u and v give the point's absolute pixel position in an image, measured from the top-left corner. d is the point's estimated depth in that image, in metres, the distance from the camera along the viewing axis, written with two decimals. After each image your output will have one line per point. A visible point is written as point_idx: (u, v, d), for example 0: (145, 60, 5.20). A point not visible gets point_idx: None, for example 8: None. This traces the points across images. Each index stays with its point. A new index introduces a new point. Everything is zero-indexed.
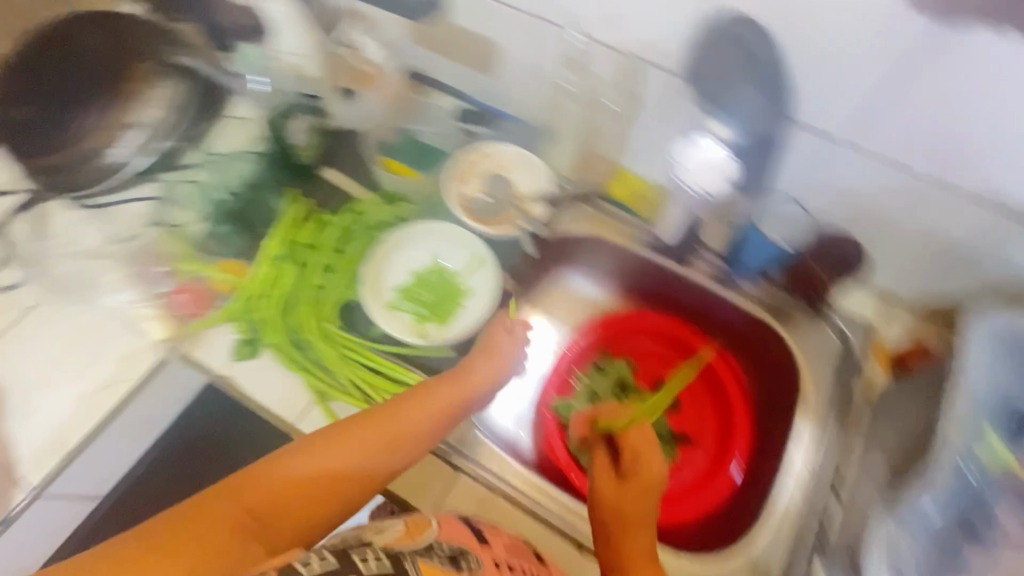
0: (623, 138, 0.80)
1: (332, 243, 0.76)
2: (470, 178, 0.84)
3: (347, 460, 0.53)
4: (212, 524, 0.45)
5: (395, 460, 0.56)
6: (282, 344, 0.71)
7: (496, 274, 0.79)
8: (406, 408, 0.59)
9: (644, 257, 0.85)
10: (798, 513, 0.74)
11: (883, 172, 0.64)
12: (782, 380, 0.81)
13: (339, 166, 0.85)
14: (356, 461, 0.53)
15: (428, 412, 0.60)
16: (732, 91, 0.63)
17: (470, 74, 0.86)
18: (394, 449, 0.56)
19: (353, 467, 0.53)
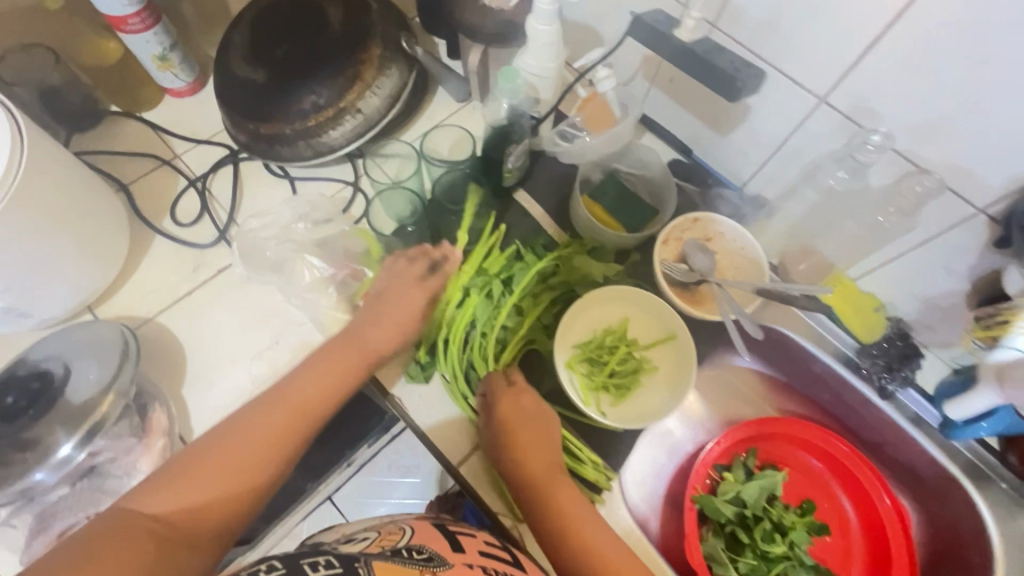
0: (862, 247, 0.71)
1: (526, 285, 0.70)
2: (673, 242, 0.77)
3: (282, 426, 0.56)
4: (194, 487, 0.50)
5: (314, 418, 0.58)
6: (457, 379, 0.68)
7: (687, 363, 0.70)
8: (310, 375, 0.59)
9: (838, 374, 0.77)
10: None
11: None
12: (966, 554, 0.72)
13: (536, 192, 0.81)
14: (293, 426, 0.56)
15: (343, 372, 0.60)
16: None
17: (700, 128, 0.79)
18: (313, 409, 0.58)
19: (292, 431, 0.56)
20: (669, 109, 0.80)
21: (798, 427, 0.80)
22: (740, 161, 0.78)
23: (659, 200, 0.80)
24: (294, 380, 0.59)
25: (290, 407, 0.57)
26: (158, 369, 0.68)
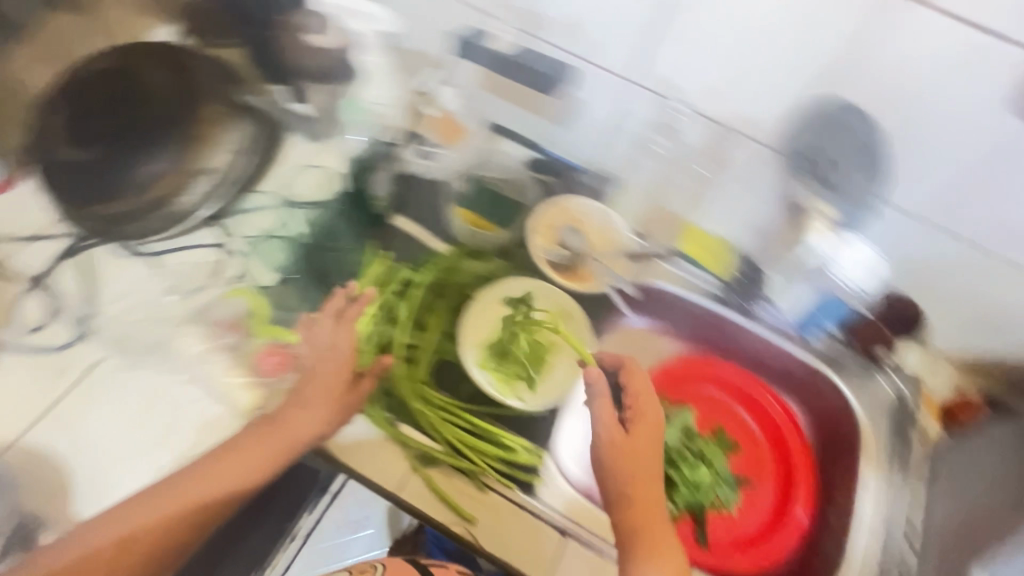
0: (697, 198, 0.83)
1: (422, 299, 0.76)
2: (545, 231, 0.85)
3: (211, 494, 0.61)
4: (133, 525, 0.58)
5: (222, 496, 0.61)
6: (377, 409, 0.69)
7: (581, 334, 0.79)
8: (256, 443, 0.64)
9: (710, 308, 0.88)
10: (871, 561, 0.73)
11: (964, 250, 0.69)
12: (840, 423, 0.85)
13: (413, 213, 0.83)
14: (222, 489, 0.61)
15: (285, 441, 0.64)
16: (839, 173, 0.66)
17: (546, 127, 0.87)
18: (224, 492, 0.61)
19: (210, 495, 0.61)
20: None
21: (692, 363, 0.90)
22: (584, 146, 0.87)
23: (525, 195, 0.86)
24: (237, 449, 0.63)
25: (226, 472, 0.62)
26: (47, 492, 0.62)
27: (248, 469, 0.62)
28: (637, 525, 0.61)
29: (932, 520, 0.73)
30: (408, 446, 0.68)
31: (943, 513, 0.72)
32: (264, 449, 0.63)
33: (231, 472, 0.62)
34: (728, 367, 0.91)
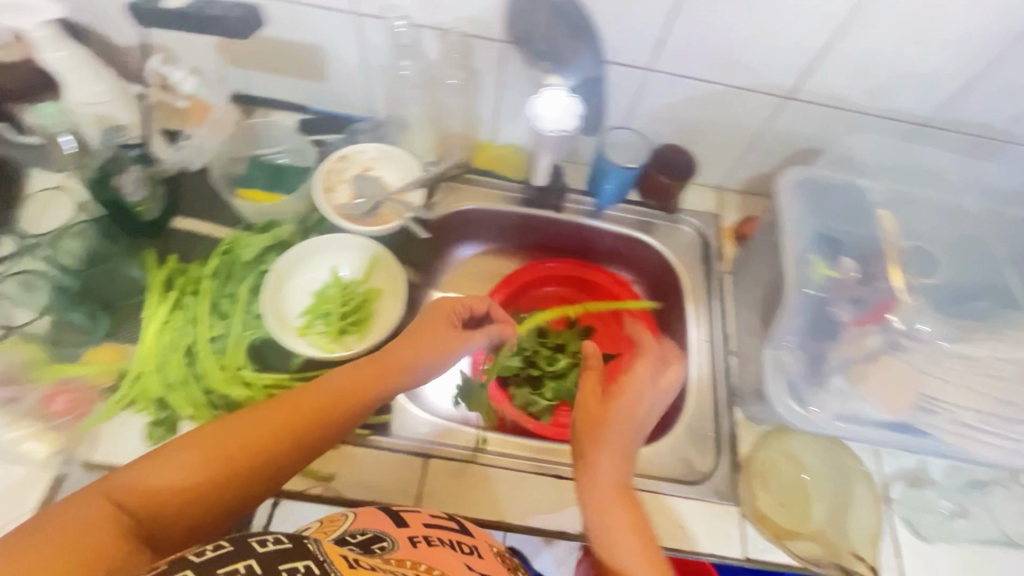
0: (469, 110, 0.85)
1: (215, 286, 0.71)
2: (335, 186, 0.82)
3: (306, 426, 0.52)
4: (158, 490, 0.44)
5: (348, 410, 0.55)
6: (200, 410, 0.66)
7: (396, 270, 0.79)
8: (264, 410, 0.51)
9: (521, 212, 0.92)
10: (709, 379, 0.81)
11: (691, 85, 0.77)
12: (662, 275, 0.93)
13: (191, 211, 0.79)
14: (183, 475, 0.45)
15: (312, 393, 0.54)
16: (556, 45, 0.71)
17: (305, 85, 0.86)
18: (325, 420, 0.53)
19: (305, 428, 0.52)
20: (269, 83, 0.85)
21: (525, 269, 0.95)
22: (352, 94, 0.86)
23: (307, 158, 0.85)
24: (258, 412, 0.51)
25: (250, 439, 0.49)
26: None
27: (283, 422, 0.51)
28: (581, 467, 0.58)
29: (746, 325, 0.82)
30: None
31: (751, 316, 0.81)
32: (302, 398, 0.53)
33: (283, 410, 0.51)
34: (553, 263, 0.98)
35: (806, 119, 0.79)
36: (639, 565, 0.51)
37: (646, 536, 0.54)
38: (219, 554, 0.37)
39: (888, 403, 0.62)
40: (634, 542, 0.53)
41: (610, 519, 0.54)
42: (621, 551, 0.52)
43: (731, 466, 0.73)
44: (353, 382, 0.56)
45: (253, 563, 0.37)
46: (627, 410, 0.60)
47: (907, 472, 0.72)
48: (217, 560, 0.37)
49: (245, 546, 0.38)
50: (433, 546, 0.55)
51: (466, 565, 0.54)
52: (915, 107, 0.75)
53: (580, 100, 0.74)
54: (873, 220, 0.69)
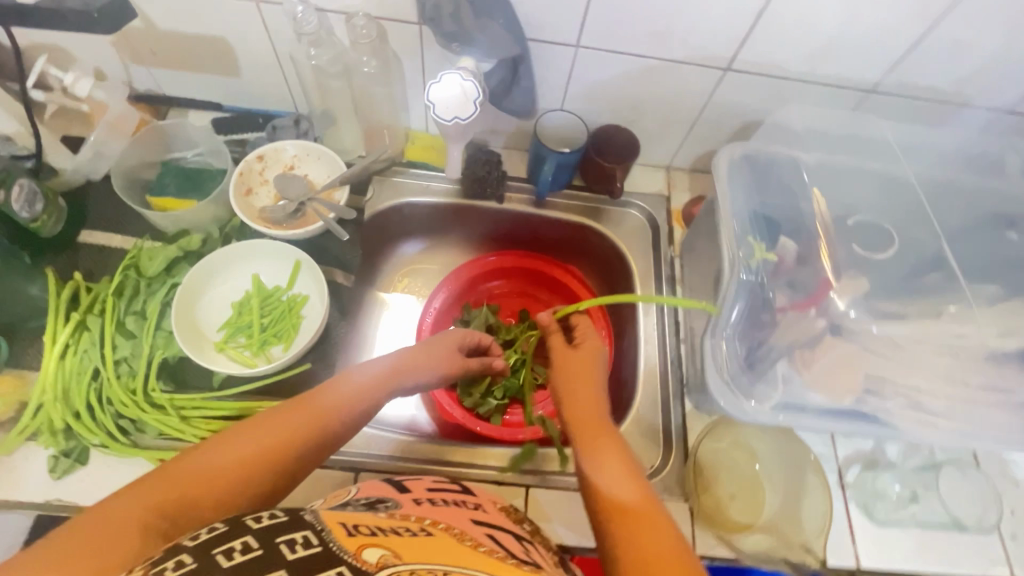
0: (395, 98, 0.80)
1: (122, 304, 0.66)
2: (255, 188, 0.78)
3: (276, 445, 0.48)
4: (113, 520, 0.40)
5: (326, 426, 0.51)
6: (109, 437, 0.62)
7: (321, 273, 0.74)
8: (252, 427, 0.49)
9: (459, 204, 0.87)
10: (659, 369, 0.77)
11: (622, 62, 0.73)
12: (612, 262, 0.89)
13: (100, 222, 0.74)
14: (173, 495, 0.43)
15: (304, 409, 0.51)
16: (467, 27, 0.64)
17: (218, 81, 0.80)
18: (298, 440, 0.50)
19: (280, 448, 0.48)
20: (179, 80, 0.80)
21: (469, 263, 0.91)
22: (270, 89, 0.81)
23: (222, 160, 0.79)
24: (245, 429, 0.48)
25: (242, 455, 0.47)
26: None
27: (271, 440, 0.48)
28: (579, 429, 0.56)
29: (694, 310, 0.78)
30: (160, 459, 0.62)
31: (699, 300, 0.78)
32: (286, 419, 0.50)
33: (255, 436, 0.48)
34: (496, 256, 0.93)
35: (747, 91, 0.75)
36: (631, 490, 0.47)
37: (634, 465, 0.50)
38: (215, 534, 0.39)
39: (832, 389, 0.59)
40: (620, 467, 0.49)
41: (597, 460, 0.51)
42: (606, 475, 0.48)
43: (681, 459, 0.70)
44: (337, 398, 0.54)
45: (249, 539, 0.38)
46: (594, 377, 0.63)
47: (861, 455, 0.70)
48: (215, 539, 0.38)
49: (240, 526, 0.39)
50: (438, 505, 0.53)
51: (473, 516, 0.53)
52: (858, 73, 0.71)
53: (476, 84, 0.64)
54: (809, 197, 0.66)
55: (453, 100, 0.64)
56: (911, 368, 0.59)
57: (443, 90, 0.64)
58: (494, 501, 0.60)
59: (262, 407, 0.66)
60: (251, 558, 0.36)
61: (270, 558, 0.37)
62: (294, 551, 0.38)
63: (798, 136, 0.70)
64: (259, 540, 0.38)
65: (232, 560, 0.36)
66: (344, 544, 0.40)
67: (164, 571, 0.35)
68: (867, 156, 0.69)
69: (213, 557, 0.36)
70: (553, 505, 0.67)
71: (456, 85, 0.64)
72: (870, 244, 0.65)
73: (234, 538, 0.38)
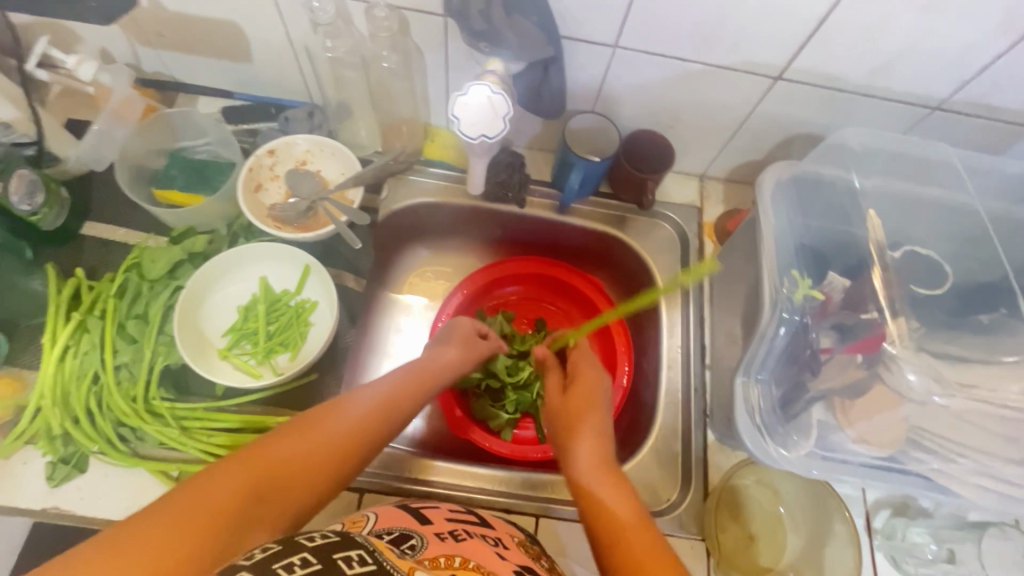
0: (415, 93, 0.75)
1: (124, 306, 0.64)
2: (265, 184, 0.73)
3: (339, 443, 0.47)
4: (196, 512, 0.38)
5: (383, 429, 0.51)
6: (108, 445, 0.60)
7: (331, 278, 0.71)
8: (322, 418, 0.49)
9: (479, 207, 0.83)
10: (681, 395, 0.73)
11: (663, 65, 0.67)
12: (637, 276, 0.85)
13: (104, 215, 0.71)
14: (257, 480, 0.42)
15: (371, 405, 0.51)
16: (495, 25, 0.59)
17: (229, 68, 0.75)
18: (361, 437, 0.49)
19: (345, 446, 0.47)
20: (188, 65, 0.75)
21: (485, 269, 0.86)
22: (284, 78, 0.76)
23: (232, 152, 0.75)
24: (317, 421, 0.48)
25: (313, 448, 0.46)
26: None
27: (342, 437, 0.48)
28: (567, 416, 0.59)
29: (722, 334, 0.74)
30: (160, 470, 0.60)
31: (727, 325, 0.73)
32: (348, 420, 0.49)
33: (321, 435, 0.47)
34: (513, 261, 0.88)
35: (798, 103, 0.69)
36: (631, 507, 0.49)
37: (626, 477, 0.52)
38: (270, 554, 0.33)
39: (874, 441, 0.54)
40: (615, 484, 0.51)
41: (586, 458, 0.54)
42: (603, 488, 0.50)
43: (701, 495, 0.67)
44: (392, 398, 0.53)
45: (306, 558, 0.32)
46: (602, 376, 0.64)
47: (892, 500, 0.66)
48: (270, 557, 0.32)
49: (293, 544, 0.34)
50: (463, 541, 0.50)
51: (499, 554, 0.50)
52: (925, 88, 0.64)
53: (504, 98, 0.59)
54: (864, 220, 0.60)
55: (479, 117, 0.59)
56: (975, 433, 0.52)
57: (467, 105, 0.59)
58: (510, 534, 0.56)
59: (266, 421, 0.63)
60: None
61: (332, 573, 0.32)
62: (355, 567, 0.33)
63: (851, 155, 0.64)
64: (317, 556, 0.33)
65: None
66: (397, 564, 0.35)
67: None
68: (928, 182, 0.63)
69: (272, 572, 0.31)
70: (566, 537, 0.66)
71: (481, 100, 0.59)
72: (925, 280, 0.59)
73: (289, 558, 0.32)
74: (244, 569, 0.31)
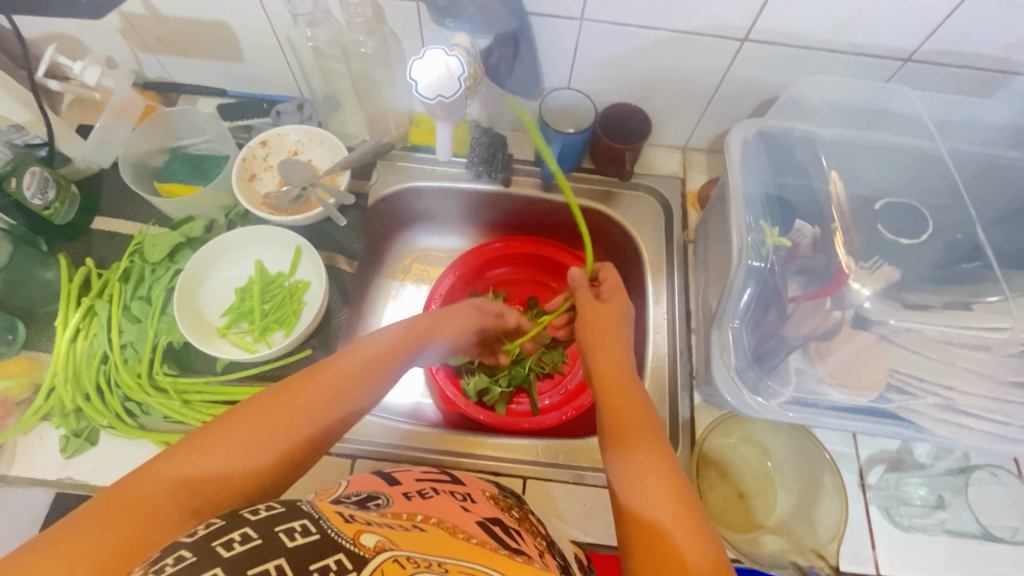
0: (397, 80, 0.78)
1: (129, 290, 0.68)
2: (259, 173, 0.77)
3: (300, 419, 0.48)
4: (135, 507, 0.39)
5: (343, 409, 0.51)
6: (116, 418, 0.64)
7: (322, 259, 0.75)
8: (295, 390, 0.49)
9: (465, 189, 0.85)
10: (668, 360, 0.73)
11: (630, 35, 0.68)
12: (624, 249, 0.86)
13: (111, 210, 0.76)
14: (244, 453, 0.44)
15: (334, 387, 0.51)
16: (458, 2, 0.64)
17: (222, 67, 0.80)
18: (329, 416, 0.50)
19: (299, 426, 0.47)
20: (185, 67, 0.80)
21: (475, 250, 0.88)
22: (274, 74, 0.80)
23: (227, 146, 0.79)
24: (289, 389, 0.49)
25: (288, 416, 0.47)
26: None
27: (303, 408, 0.48)
28: (614, 421, 0.53)
29: (706, 299, 0.74)
30: (164, 441, 0.63)
31: (710, 288, 0.74)
32: (301, 396, 0.49)
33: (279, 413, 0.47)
34: (502, 242, 0.90)
35: (769, 64, 0.69)
36: (665, 508, 0.45)
37: (673, 471, 0.48)
38: (212, 529, 0.33)
39: (853, 385, 0.54)
40: (664, 484, 0.47)
41: (636, 455, 0.49)
42: (642, 487, 0.47)
43: (688, 453, 0.67)
44: (352, 379, 0.52)
45: (248, 529, 0.33)
46: (619, 326, 0.63)
47: (885, 454, 0.65)
48: (211, 533, 0.33)
49: (236, 518, 0.34)
50: (430, 498, 0.51)
51: (466, 508, 0.51)
52: (893, 40, 0.64)
53: (458, 60, 0.62)
54: (826, 178, 0.60)
55: (431, 79, 0.62)
56: (953, 373, 0.52)
57: (421, 67, 0.62)
58: (482, 489, 0.59)
59: (263, 394, 0.67)
60: (251, 548, 0.32)
61: (271, 544, 0.33)
62: (296, 538, 0.34)
63: (817, 111, 0.64)
64: (259, 530, 0.33)
65: (233, 549, 0.32)
66: (342, 529, 0.36)
67: (161, 570, 0.29)
68: (898, 132, 0.63)
69: (212, 547, 0.31)
70: (558, 497, 0.67)
71: (433, 62, 0.62)
72: (907, 224, 0.57)
73: (233, 529, 0.33)
74: (183, 547, 0.31)
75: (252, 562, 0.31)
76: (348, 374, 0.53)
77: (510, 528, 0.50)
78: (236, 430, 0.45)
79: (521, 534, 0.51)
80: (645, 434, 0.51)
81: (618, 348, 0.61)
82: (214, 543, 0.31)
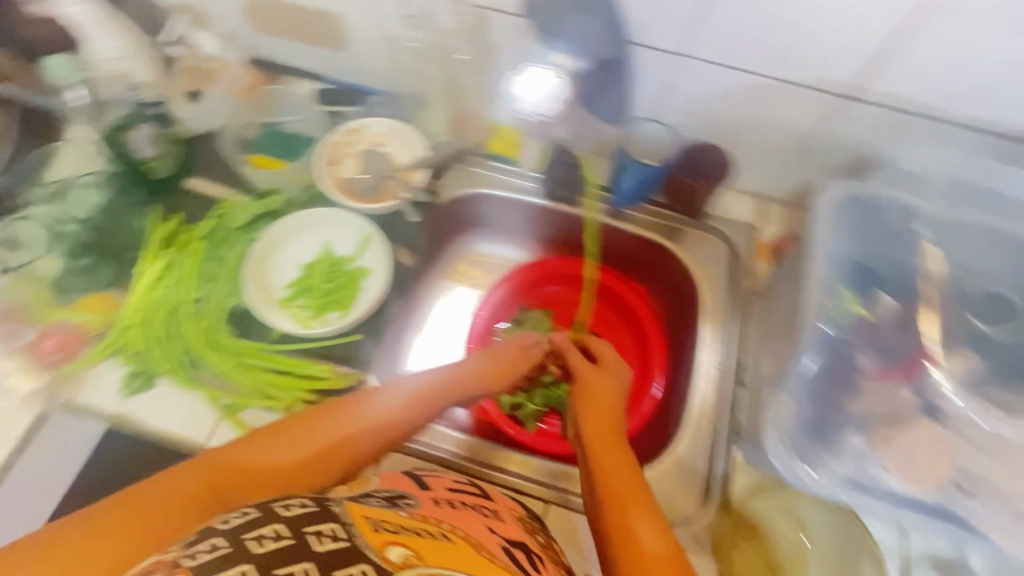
0: (486, 90, 0.79)
1: (208, 250, 0.73)
2: (341, 159, 0.80)
3: (306, 455, 0.51)
4: (142, 512, 0.43)
5: (347, 451, 0.53)
6: (177, 367, 0.67)
7: (388, 250, 0.77)
8: (303, 424, 0.53)
9: (533, 203, 0.85)
10: (711, 410, 0.72)
11: (731, 75, 0.67)
12: (682, 288, 0.84)
13: (202, 172, 0.81)
14: (247, 486, 0.48)
15: (346, 427, 0.54)
16: (562, 21, 0.65)
17: (324, 55, 0.84)
18: (337, 454, 0.52)
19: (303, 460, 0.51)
20: (289, 50, 0.84)
21: (533, 266, 0.89)
22: (371, 67, 0.84)
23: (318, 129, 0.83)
24: (301, 421, 0.53)
25: (296, 448, 0.51)
26: None
27: (311, 443, 0.52)
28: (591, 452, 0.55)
29: (763, 354, 0.71)
30: (214, 398, 0.67)
31: (770, 344, 0.71)
32: (312, 428, 0.53)
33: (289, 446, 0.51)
34: (559, 260, 0.91)
35: (871, 125, 0.67)
36: (653, 540, 0.46)
37: (655, 510, 0.49)
38: (247, 520, 0.36)
39: (914, 476, 0.51)
40: (647, 518, 0.48)
41: (620, 487, 0.50)
42: (623, 516, 0.48)
43: (717, 512, 0.66)
44: (371, 419, 0.55)
45: (280, 527, 0.35)
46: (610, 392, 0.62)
47: (937, 556, 0.60)
48: (246, 525, 0.35)
49: (269, 513, 0.37)
50: (458, 509, 0.51)
51: (491, 526, 0.51)
52: (1013, 118, 0.61)
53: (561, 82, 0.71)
54: (917, 251, 0.57)
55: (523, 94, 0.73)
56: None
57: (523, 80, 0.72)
58: (510, 509, 0.58)
59: (311, 368, 0.69)
60: (280, 547, 0.34)
61: (300, 545, 0.34)
62: (323, 543, 0.35)
63: None
64: (289, 529, 0.35)
65: (263, 545, 0.34)
66: (369, 540, 0.37)
67: (197, 555, 0.33)
68: None
69: (244, 541, 0.34)
70: (581, 530, 0.66)
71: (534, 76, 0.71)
72: (1000, 316, 0.54)
73: (267, 523, 0.36)
74: (218, 534, 0.35)
75: (279, 561, 0.33)
76: (370, 420, 0.55)
77: (535, 557, 0.50)
78: (245, 456, 0.49)
79: (546, 564, 0.50)
80: (632, 472, 0.52)
81: (610, 393, 0.62)
82: (246, 537, 0.34)
